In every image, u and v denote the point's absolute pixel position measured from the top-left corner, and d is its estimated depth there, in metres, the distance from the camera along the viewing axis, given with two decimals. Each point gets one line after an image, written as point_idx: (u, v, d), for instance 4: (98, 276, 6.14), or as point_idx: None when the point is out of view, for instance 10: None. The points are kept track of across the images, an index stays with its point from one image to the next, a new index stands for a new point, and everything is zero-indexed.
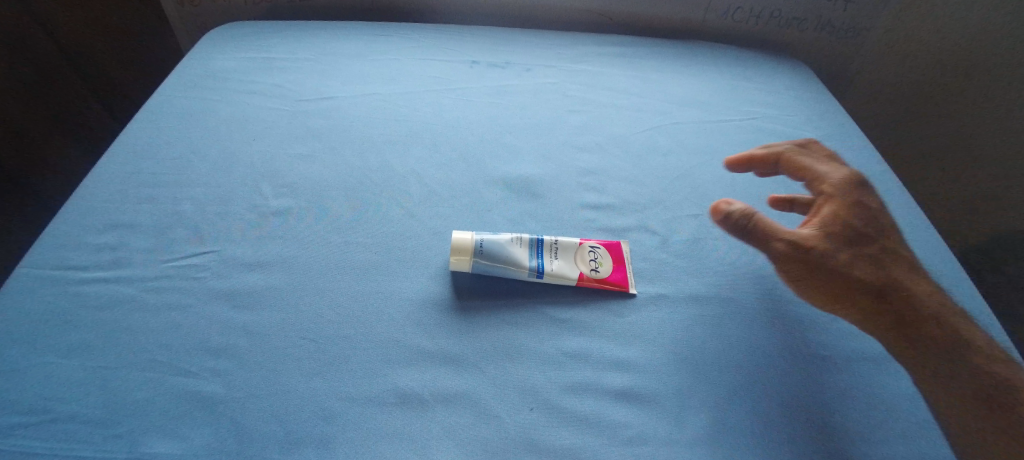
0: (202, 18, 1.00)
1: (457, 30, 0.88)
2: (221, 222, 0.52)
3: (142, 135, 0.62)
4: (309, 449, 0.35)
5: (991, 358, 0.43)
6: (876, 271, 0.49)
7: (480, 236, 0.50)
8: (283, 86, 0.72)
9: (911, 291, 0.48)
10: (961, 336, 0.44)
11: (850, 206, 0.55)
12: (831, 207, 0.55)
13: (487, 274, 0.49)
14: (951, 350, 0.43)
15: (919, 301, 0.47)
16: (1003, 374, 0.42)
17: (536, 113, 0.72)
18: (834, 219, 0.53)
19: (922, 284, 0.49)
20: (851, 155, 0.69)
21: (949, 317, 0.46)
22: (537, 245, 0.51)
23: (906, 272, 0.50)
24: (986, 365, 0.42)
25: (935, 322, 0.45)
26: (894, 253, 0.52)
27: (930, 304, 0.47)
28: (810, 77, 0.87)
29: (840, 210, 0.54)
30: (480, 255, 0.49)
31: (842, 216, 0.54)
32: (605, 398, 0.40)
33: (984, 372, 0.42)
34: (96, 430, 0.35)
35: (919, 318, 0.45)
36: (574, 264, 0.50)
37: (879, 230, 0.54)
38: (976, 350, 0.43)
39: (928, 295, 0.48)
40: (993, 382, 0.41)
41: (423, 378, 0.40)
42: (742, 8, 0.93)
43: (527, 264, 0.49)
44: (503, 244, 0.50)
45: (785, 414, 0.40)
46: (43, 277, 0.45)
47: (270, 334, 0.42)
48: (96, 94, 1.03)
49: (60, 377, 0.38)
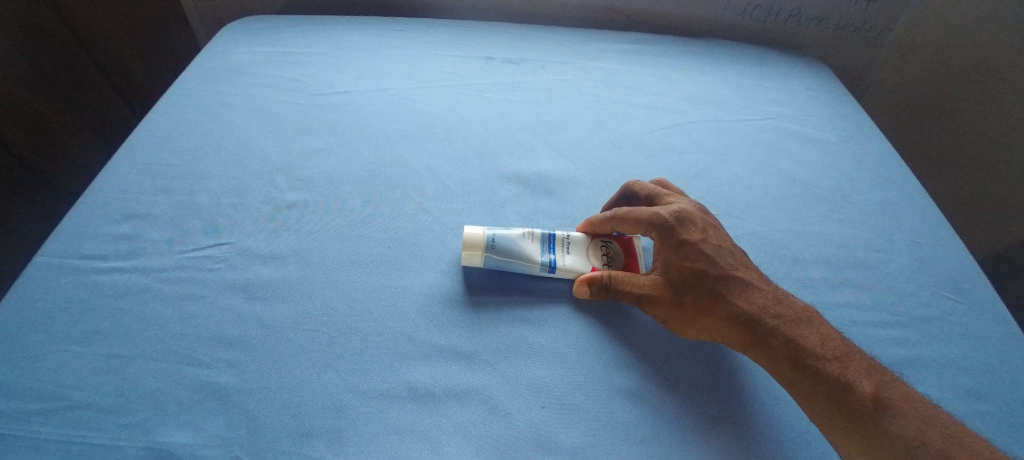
0: (219, 13, 1.02)
1: (473, 25, 0.88)
2: (236, 214, 0.53)
3: (159, 127, 0.63)
4: (319, 442, 0.35)
5: (846, 363, 0.37)
6: (715, 309, 0.42)
7: (491, 231, 0.49)
8: (298, 80, 0.72)
9: (756, 314, 0.41)
10: (807, 348, 0.38)
11: (684, 233, 0.45)
12: (662, 249, 0.45)
13: (500, 269, 0.49)
14: (813, 371, 0.37)
15: (767, 323, 0.40)
16: (861, 381, 0.36)
17: (552, 110, 0.71)
18: (667, 260, 0.44)
19: (759, 296, 0.42)
20: (871, 157, 0.68)
21: (791, 327, 0.40)
22: (548, 240, 0.49)
23: (741, 294, 0.42)
24: (847, 377, 0.36)
25: (776, 340, 0.39)
26: (730, 275, 0.43)
27: (777, 318, 0.40)
28: (830, 77, 0.85)
29: (671, 246, 0.44)
30: (492, 251, 0.48)
31: (677, 256, 0.44)
32: (618, 397, 0.40)
33: (850, 390, 0.36)
34: (111, 418, 0.36)
35: (767, 343, 0.40)
36: (587, 260, 0.49)
37: (715, 253, 0.44)
38: (823, 359, 0.38)
39: (769, 313, 0.41)
40: (856, 399, 0.35)
41: (434, 373, 0.40)
42: (761, 7, 0.92)
43: (539, 259, 0.48)
44: (513, 239, 0.49)
45: (798, 417, 0.39)
46: (61, 266, 0.46)
47: (283, 326, 0.43)
48: (116, 91, 1.04)
49: (77, 364, 0.39)
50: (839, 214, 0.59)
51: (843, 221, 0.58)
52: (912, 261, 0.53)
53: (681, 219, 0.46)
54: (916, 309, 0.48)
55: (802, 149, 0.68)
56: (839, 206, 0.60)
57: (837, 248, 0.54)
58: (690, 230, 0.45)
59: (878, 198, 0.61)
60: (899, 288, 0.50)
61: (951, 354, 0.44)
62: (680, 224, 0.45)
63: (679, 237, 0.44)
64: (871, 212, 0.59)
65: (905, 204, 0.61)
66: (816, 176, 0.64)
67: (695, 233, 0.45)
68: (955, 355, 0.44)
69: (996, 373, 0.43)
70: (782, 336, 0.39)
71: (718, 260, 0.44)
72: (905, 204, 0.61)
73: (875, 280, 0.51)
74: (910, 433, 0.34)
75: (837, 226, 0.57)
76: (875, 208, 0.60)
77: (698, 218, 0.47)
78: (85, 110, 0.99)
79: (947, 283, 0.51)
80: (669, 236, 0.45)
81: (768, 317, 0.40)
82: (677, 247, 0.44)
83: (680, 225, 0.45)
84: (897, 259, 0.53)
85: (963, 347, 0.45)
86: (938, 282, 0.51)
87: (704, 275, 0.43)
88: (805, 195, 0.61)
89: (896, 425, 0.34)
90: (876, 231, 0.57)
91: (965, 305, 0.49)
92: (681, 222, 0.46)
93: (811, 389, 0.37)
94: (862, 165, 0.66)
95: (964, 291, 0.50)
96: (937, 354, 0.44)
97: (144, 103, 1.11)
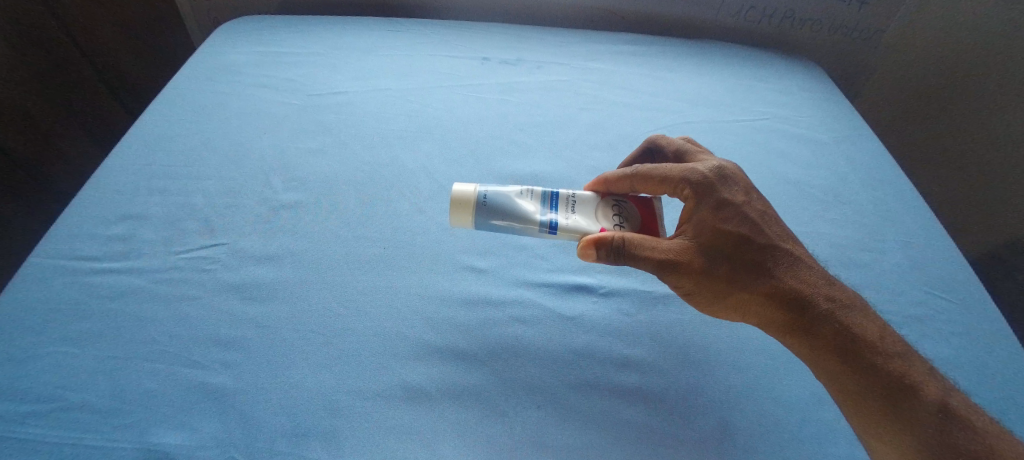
0: (215, 12, 1.01)
1: (469, 26, 0.88)
2: (231, 215, 0.52)
3: (154, 127, 0.62)
4: (317, 443, 0.36)
5: (905, 360, 0.36)
6: (759, 283, 0.40)
7: (483, 187, 0.45)
8: (294, 80, 0.72)
9: (808, 294, 0.39)
10: (865, 339, 0.37)
11: (724, 193, 0.43)
12: (698, 207, 0.42)
13: (496, 227, 0.45)
14: (868, 364, 0.36)
15: (819, 304, 0.39)
16: (922, 383, 0.35)
17: (545, 111, 0.72)
18: (703, 221, 0.41)
19: (809, 274, 0.41)
20: (864, 157, 0.68)
21: (846, 313, 0.38)
22: (551, 199, 0.45)
23: (789, 270, 0.41)
24: (908, 378, 0.35)
25: (832, 327, 0.38)
26: (778, 249, 0.41)
27: (830, 301, 0.39)
28: (824, 78, 0.86)
29: (709, 206, 0.42)
30: (484, 209, 0.44)
31: (715, 216, 0.41)
32: (613, 396, 0.40)
33: (912, 392, 0.35)
34: (106, 420, 0.36)
35: (816, 324, 0.38)
36: (596, 220, 0.44)
37: (759, 219, 0.43)
38: (882, 354, 0.36)
39: (821, 294, 0.39)
40: (914, 400, 0.34)
41: (429, 373, 0.40)
42: (755, 8, 0.93)
43: (538, 219, 0.44)
44: (511, 198, 0.45)
45: (790, 415, 0.40)
46: (54, 268, 0.45)
47: (277, 327, 0.43)
48: (110, 91, 1.04)
49: (70, 365, 0.39)
50: (832, 214, 0.59)
51: (836, 221, 0.58)
52: (904, 261, 0.54)
53: (723, 178, 0.44)
54: (907, 308, 0.49)
55: (796, 149, 0.69)
56: (833, 206, 0.60)
57: (830, 248, 0.55)
58: (731, 192, 0.43)
59: (870, 198, 0.62)
60: (891, 287, 0.51)
61: (941, 352, 0.45)
62: (720, 183, 0.43)
63: (720, 197, 0.42)
64: (864, 212, 0.60)
65: (898, 204, 0.61)
66: (810, 176, 0.64)
67: (738, 195, 0.43)
68: (946, 353, 0.45)
69: (985, 371, 0.44)
70: (835, 320, 0.38)
71: (764, 229, 0.42)
72: (897, 204, 0.61)
73: (866, 279, 0.51)
74: (977, 447, 0.32)
75: (830, 226, 0.58)
76: (868, 208, 0.60)
77: (741, 180, 0.45)
78: (78, 111, 0.98)
79: (939, 282, 0.51)
80: (710, 195, 0.42)
81: (822, 299, 0.39)
82: (716, 208, 0.42)
83: (720, 184, 0.43)
84: (888, 259, 0.54)
85: (953, 346, 0.45)
86: (929, 282, 0.51)
87: (749, 243, 0.41)
88: (799, 194, 0.62)
89: (960, 436, 0.32)
90: (868, 231, 0.57)
91: (956, 304, 0.49)
92: (723, 181, 0.44)
93: (869, 387, 0.36)
94: (855, 165, 0.67)
95: (955, 290, 0.51)
96: (927, 352, 0.45)
97: (139, 104, 1.10)
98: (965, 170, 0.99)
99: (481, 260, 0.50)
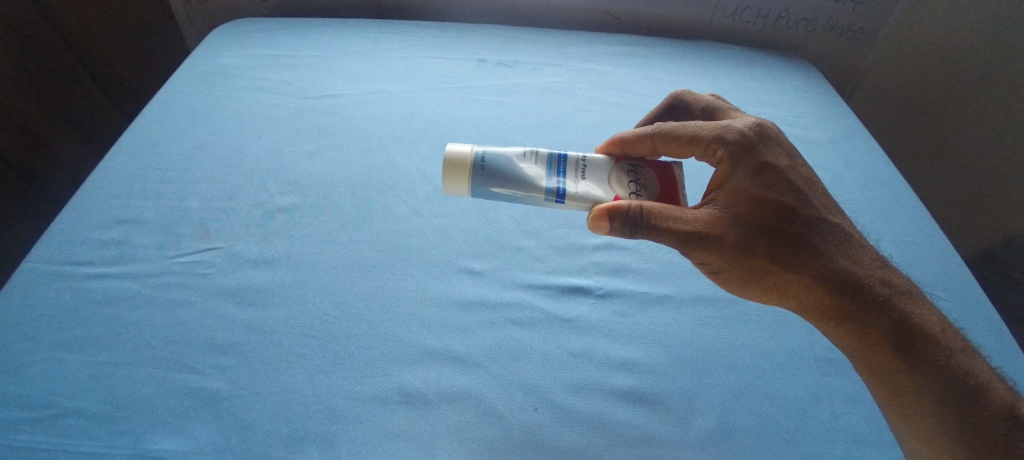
0: (210, 14, 1.00)
1: (464, 27, 0.88)
2: (227, 218, 0.52)
3: (148, 131, 0.62)
4: (313, 449, 0.35)
5: (967, 358, 0.34)
6: (804, 261, 0.38)
7: (482, 149, 0.44)
8: (289, 82, 0.72)
9: (858, 277, 0.37)
10: (923, 329, 0.35)
11: (765, 158, 0.40)
12: (736, 172, 0.40)
13: (501, 195, 0.44)
14: (924, 359, 0.34)
15: (872, 290, 0.37)
16: (987, 386, 0.33)
17: (542, 112, 0.72)
18: (739, 188, 0.39)
19: (859, 256, 0.39)
20: (858, 157, 0.69)
21: (902, 300, 0.36)
22: (558, 162, 0.44)
23: (837, 249, 0.39)
24: (972, 380, 0.33)
25: (886, 313, 0.36)
26: (824, 224, 0.40)
27: (885, 286, 0.37)
28: (819, 78, 0.86)
29: (747, 172, 0.40)
30: (484, 181, 0.43)
31: (755, 184, 0.39)
32: (610, 398, 0.40)
33: (975, 395, 0.33)
34: (102, 426, 0.36)
35: (868, 311, 0.36)
36: (609, 188, 0.43)
37: (803, 188, 0.41)
38: (943, 349, 0.34)
39: (875, 279, 0.37)
40: (979, 404, 0.32)
41: (427, 377, 0.40)
42: (750, 9, 0.94)
43: (545, 185, 0.43)
44: (512, 160, 0.43)
45: (787, 415, 0.40)
46: (48, 272, 0.45)
47: (273, 332, 0.42)
48: (104, 93, 1.03)
49: (65, 371, 0.38)
50: None
51: None
52: (900, 261, 0.54)
53: (764, 138, 0.42)
54: None
55: None
56: None
57: None
58: (775, 157, 0.41)
59: (866, 198, 0.62)
60: None
61: None
62: (762, 145, 0.41)
63: (760, 161, 0.40)
64: (859, 212, 0.60)
65: (893, 204, 0.61)
66: None
67: (781, 160, 0.41)
68: None
69: None
70: (888, 306, 0.36)
71: (809, 200, 0.40)
72: (892, 205, 0.61)
73: None
74: None
75: None
76: (863, 209, 0.61)
77: (784, 142, 0.43)
78: (71, 114, 0.98)
79: (934, 282, 0.51)
80: (747, 158, 0.40)
81: (875, 284, 0.37)
82: (755, 174, 0.40)
83: (762, 147, 0.41)
84: None
85: None
86: (925, 281, 0.52)
87: (793, 215, 0.39)
88: None
89: None
90: (864, 231, 0.57)
91: (952, 304, 0.49)
92: (765, 143, 0.41)
93: (925, 382, 0.34)
94: (850, 166, 0.67)
95: (952, 290, 0.51)
96: None
97: (134, 108, 1.10)
98: (972, 166, 0.97)
99: (478, 262, 0.50)
